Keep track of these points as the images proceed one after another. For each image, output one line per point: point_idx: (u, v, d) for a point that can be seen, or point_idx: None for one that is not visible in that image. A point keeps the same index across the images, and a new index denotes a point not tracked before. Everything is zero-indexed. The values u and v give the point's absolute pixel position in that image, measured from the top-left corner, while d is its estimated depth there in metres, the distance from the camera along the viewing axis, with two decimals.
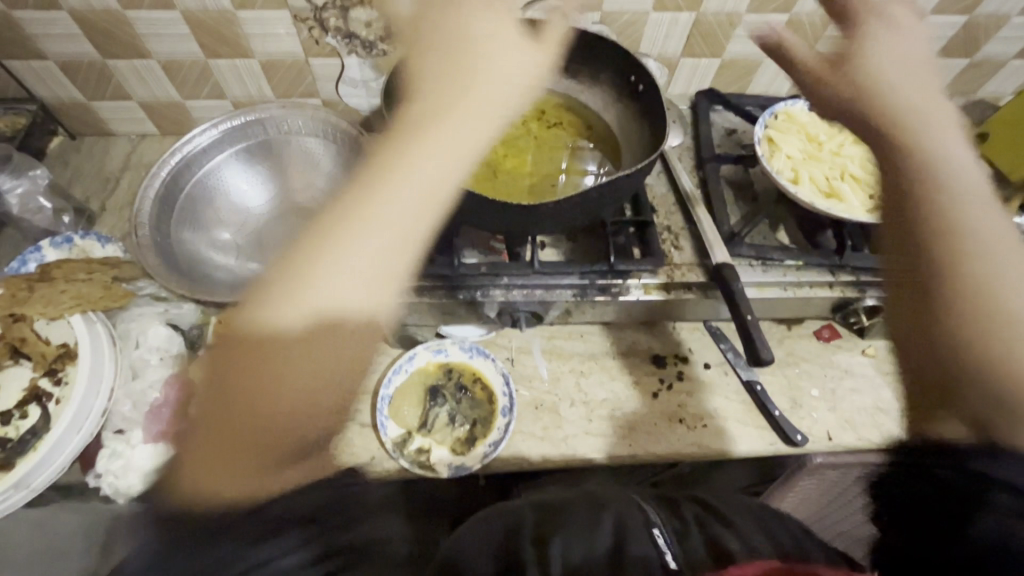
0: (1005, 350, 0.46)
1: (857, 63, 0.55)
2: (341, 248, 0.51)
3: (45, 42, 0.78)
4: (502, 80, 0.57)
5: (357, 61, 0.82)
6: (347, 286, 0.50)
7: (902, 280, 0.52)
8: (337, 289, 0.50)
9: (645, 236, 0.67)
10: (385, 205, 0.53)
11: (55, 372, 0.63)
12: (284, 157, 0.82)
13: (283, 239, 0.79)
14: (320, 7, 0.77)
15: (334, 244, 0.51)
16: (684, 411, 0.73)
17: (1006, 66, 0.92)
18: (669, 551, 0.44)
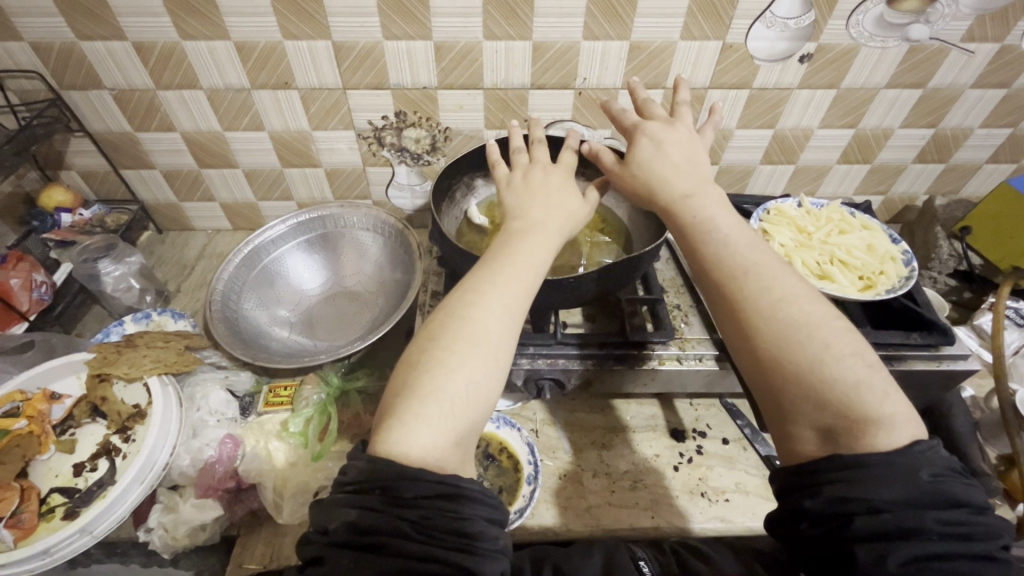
0: (805, 409, 0.45)
1: (637, 161, 0.60)
2: (467, 343, 0.47)
3: (155, 156, 0.96)
4: (564, 191, 0.59)
5: (406, 169, 0.99)
6: (463, 371, 0.46)
7: (746, 345, 0.49)
8: (466, 371, 0.46)
9: (655, 313, 0.74)
10: (501, 291, 0.50)
11: (126, 430, 0.70)
12: (338, 247, 0.95)
13: (332, 318, 0.89)
14: (380, 127, 0.93)
15: (456, 333, 0.47)
16: (705, 484, 0.74)
17: (980, 170, 1.02)
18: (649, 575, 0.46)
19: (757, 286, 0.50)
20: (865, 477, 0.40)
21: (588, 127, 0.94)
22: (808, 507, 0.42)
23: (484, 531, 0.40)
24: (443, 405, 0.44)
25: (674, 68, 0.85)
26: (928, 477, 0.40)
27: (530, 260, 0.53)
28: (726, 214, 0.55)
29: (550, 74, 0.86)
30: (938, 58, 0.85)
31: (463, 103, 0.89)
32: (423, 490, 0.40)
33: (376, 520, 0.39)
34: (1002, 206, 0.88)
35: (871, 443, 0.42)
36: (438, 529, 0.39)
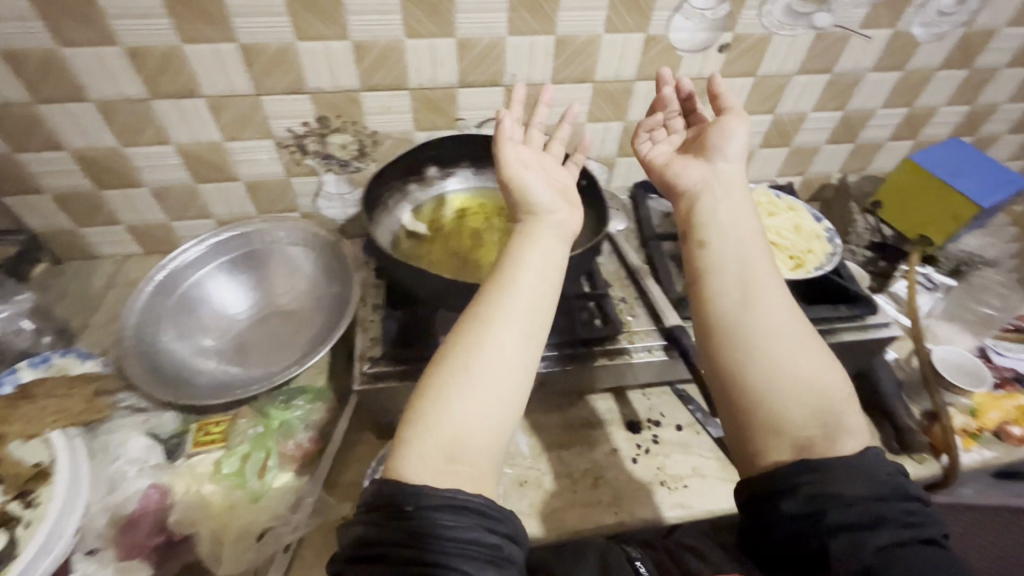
0: (781, 421, 0.49)
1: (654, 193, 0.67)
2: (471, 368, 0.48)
3: (44, 178, 0.85)
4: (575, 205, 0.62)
5: (334, 177, 0.94)
6: (466, 395, 0.47)
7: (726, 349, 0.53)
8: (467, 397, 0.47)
9: (602, 308, 0.74)
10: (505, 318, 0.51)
11: (25, 494, 0.61)
12: (266, 265, 0.87)
13: (265, 343, 0.82)
14: (301, 135, 0.87)
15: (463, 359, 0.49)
16: (664, 473, 0.75)
17: (884, 148, 1.10)
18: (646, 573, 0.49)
19: (748, 300, 0.54)
20: (835, 476, 0.45)
21: (520, 124, 0.92)
22: (784, 509, 0.46)
23: (478, 538, 0.41)
24: (442, 428, 0.45)
25: (601, 62, 0.85)
26: (884, 475, 0.46)
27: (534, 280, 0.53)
28: (733, 229, 0.59)
29: (478, 71, 0.83)
30: (840, 44, 0.90)
31: (389, 105, 0.85)
32: (421, 501, 0.42)
33: (381, 532, 0.42)
34: (908, 178, 0.93)
35: (833, 451, 0.47)
36: (436, 537, 0.41)
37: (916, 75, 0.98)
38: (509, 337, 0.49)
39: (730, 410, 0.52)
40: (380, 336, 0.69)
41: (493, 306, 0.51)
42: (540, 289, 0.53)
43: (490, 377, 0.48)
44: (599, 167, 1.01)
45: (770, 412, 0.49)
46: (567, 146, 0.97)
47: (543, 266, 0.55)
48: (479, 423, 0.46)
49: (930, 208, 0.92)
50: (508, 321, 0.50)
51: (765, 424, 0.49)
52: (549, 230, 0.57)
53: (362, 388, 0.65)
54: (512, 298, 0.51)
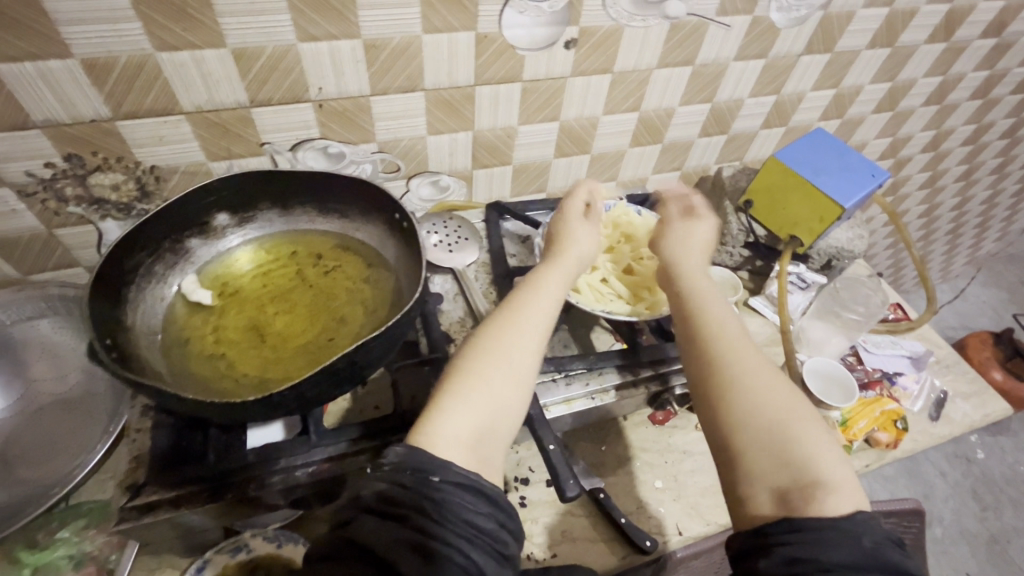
0: (756, 448, 0.50)
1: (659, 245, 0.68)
2: (506, 368, 0.53)
3: None
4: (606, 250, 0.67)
5: (116, 223, 0.75)
6: (499, 385, 0.52)
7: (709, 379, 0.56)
8: (496, 390, 0.52)
9: (439, 372, 0.62)
10: (535, 337, 0.56)
11: None
12: (21, 351, 0.69)
13: (27, 454, 0.63)
14: (48, 178, 0.67)
15: (498, 352, 0.54)
16: (532, 543, 0.67)
17: (756, 136, 1.05)
18: None
19: (723, 334, 0.59)
20: (810, 539, 0.43)
21: (347, 143, 0.77)
22: (759, 569, 0.44)
23: (497, 532, 0.44)
24: (477, 409, 0.50)
25: (428, 68, 0.72)
26: (869, 545, 0.42)
27: (560, 303, 0.60)
28: (695, 297, 0.63)
29: (271, 87, 0.67)
30: (699, 34, 0.82)
31: (162, 134, 0.67)
32: (450, 476, 0.44)
33: (408, 496, 0.43)
34: (771, 179, 0.89)
35: (817, 508, 0.45)
36: (455, 515, 0.42)
37: (780, 62, 0.92)
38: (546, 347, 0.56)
39: (715, 436, 0.53)
40: (148, 453, 0.54)
41: (524, 317, 0.57)
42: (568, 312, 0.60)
43: (520, 378, 0.53)
44: (455, 182, 0.90)
45: (733, 435, 0.52)
46: (412, 163, 0.84)
47: (568, 292, 0.62)
48: (495, 419, 0.51)
49: (795, 210, 0.88)
50: (537, 335, 0.56)
51: (750, 457, 0.50)
52: (577, 261, 0.64)
53: (121, 530, 0.50)
54: (539, 316, 0.57)
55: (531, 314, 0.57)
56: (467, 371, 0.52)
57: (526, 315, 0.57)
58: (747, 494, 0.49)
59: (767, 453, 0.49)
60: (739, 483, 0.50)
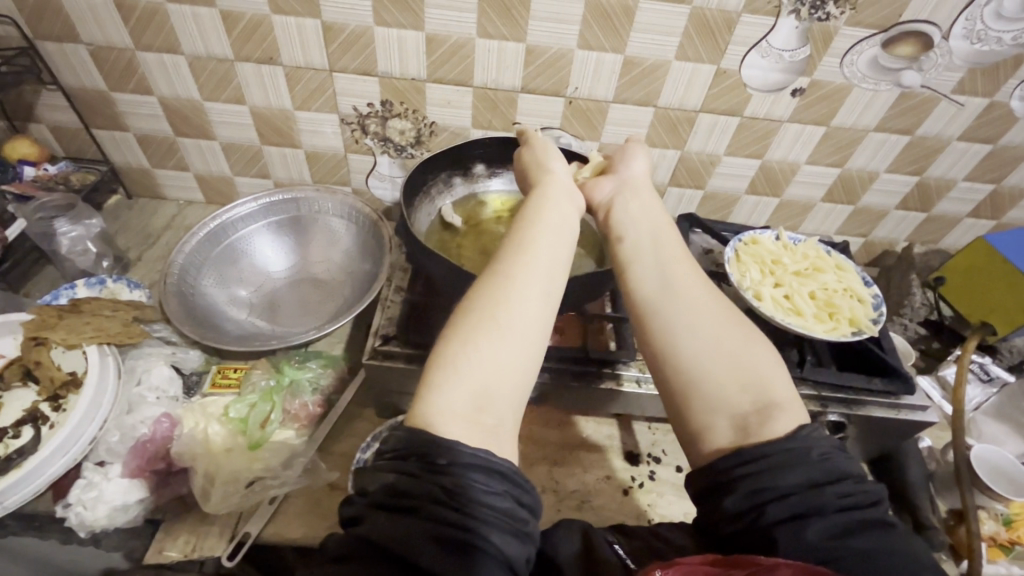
0: (716, 387, 0.47)
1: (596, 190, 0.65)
2: (500, 319, 0.47)
3: (130, 119, 0.92)
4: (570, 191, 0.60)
5: (389, 159, 0.97)
6: (492, 342, 0.46)
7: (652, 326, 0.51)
8: (490, 344, 0.46)
9: (620, 332, 0.73)
10: (531, 287, 0.49)
11: (57, 398, 0.67)
12: (309, 232, 0.92)
13: (297, 305, 0.85)
14: (364, 115, 0.90)
15: (491, 301, 0.48)
16: (654, 511, 0.73)
17: (960, 223, 1.02)
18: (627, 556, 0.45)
19: (684, 269, 0.54)
20: (768, 464, 0.42)
21: (576, 137, 0.92)
22: (726, 506, 0.42)
23: (511, 508, 0.40)
24: (468, 378, 0.44)
25: (666, 88, 0.84)
26: (818, 455, 0.43)
27: (557, 237, 0.54)
28: (644, 220, 0.60)
29: (541, 80, 0.84)
30: (928, 107, 0.85)
31: (452, 99, 0.88)
32: (457, 457, 0.40)
33: (412, 483, 0.39)
34: (976, 259, 0.89)
35: (769, 427, 0.44)
36: (472, 498, 0.38)
37: (1009, 151, 0.90)
38: (540, 294, 0.49)
39: (665, 392, 0.49)
40: (397, 317, 0.73)
41: (516, 266, 0.50)
42: (555, 260, 0.52)
43: (512, 336, 0.47)
44: None
45: (687, 375, 0.48)
46: None
47: (560, 220, 0.56)
48: (496, 373, 0.45)
49: (994, 296, 0.87)
50: (531, 275, 0.50)
51: (701, 404, 0.47)
52: (560, 191, 0.59)
53: (371, 363, 0.69)
54: (536, 252, 0.52)
55: (524, 253, 0.51)
56: (457, 328, 0.47)
57: (517, 253, 0.51)
58: (708, 439, 0.46)
59: (713, 389, 0.47)
60: (695, 423, 0.47)
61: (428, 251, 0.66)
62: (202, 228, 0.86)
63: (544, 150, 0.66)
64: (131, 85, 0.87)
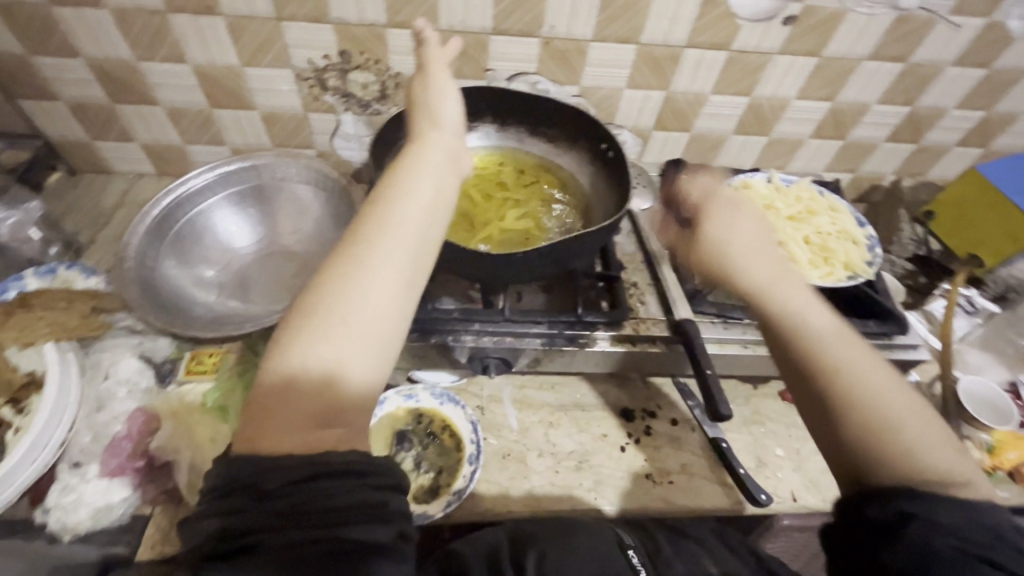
0: (904, 442, 0.45)
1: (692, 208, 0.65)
2: (345, 309, 0.41)
3: (58, 85, 0.82)
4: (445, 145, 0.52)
5: (353, 117, 0.89)
6: (336, 337, 0.40)
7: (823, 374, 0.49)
8: (337, 339, 0.40)
9: (612, 291, 0.70)
10: (381, 267, 0.43)
11: (18, 401, 0.63)
12: (274, 202, 0.85)
13: (270, 283, 0.80)
14: (322, 68, 0.82)
15: (334, 289, 0.41)
16: (651, 465, 0.73)
17: (949, 153, 1.00)
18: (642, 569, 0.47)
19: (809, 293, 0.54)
20: (938, 500, 0.42)
21: (554, 81, 0.86)
22: (868, 513, 0.44)
23: (365, 497, 0.37)
24: (308, 379, 0.39)
25: (650, 22, 0.77)
26: (991, 523, 0.41)
27: (423, 203, 0.47)
28: (757, 244, 0.58)
29: (514, 19, 0.77)
30: (924, 30, 0.80)
31: (416, 46, 0.80)
32: (286, 475, 0.36)
33: (242, 521, 0.35)
34: (973, 187, 0.86)
35: (922, 481, 0.44)
36: (311, 510, 0.35)
37: (1003, 75, 0.87)
38: (399, 276, 0.43)
39: (848, 445, 0.47)
40: None
41: (368, 244, 0.43)
42: (421, 233, 0.45)
43: (359, 330, 0.41)
44: (632, 139, 0.95)
45: (891, 410, 0.46)
46: (602, 112, 0.91)
47: (437, 185, 0.49)
48: (340, 370, 0.40)
49: (985, 228, 0.86)
50: (382, 253, 0.43)
51: (896, 451, 0.45)
52: (442, 152, 0.51)
53: None
54: (396, 226, 0.45)
55: (382, 226, 0.44)
56: (287, 316, 0.41)
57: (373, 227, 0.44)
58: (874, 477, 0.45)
59: (885, 450, 0.45)
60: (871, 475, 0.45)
61: None
62: (154, 206, 0.79)
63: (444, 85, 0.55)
64: (51, 46, 0.77)
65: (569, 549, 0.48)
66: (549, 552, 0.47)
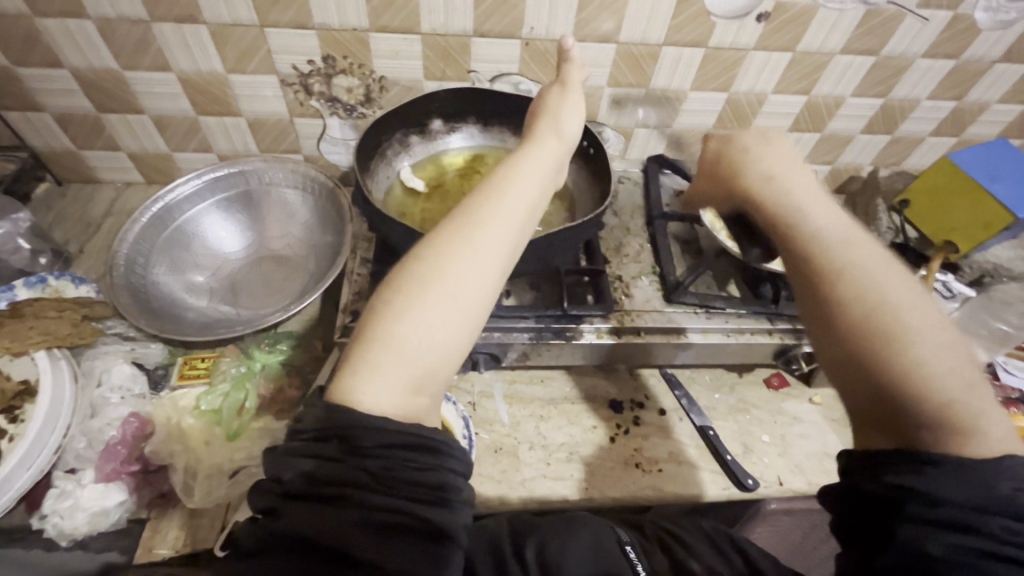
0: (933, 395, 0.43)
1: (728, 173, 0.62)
2: (448, 284, 0.43)
3: (43, 96, 0.83)
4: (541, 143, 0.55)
5: (338, 121, 0.91)
6: (439, 307, 0.42)
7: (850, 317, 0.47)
8: (441, 313, 0.42)
9: (597, 284, 0.72)
10: (488, 248, 0.45)
11: (11, 409, 0.63)
12: (263, 207, 0.86)
13: (260, 287, 0.81)
14: (306, 73, 0.83)
15: (440, 267, 0.44)
16: (641, 454, 0.75)
17: (923, 143, 1.02)
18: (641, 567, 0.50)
19: (835, 220, 0.52)
20: (950, 471, 0.40)
21: (536, 82, 0.87)
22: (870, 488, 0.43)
23: (444, 480, 0.39)
24: (406, 348, 0.41)
25: (627, 22, 0.79)
26: (999, 489, 0.39)
27: (528, 200, 0.49)
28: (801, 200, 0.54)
29: (495, 21, 0.78)
30: (893, 24, 0.82)
31: (399, 49, 0.81)
32: (382, 439, 0.38)
33: (333, 471, 0.38)
34: (939, 180, 0.90)
35: (946, 446, 0.42)
36: (399, 475, 0.38)
37: (972, 66, 0.89)
38: (499, 255, 0.46)
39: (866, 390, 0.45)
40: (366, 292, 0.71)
41: (479, 225, 0.46)
42: (522, 225, 0.48)
43: (460, 300, 0.43)
44: (615, 136, 0.97)
45: (909, 327, 0.45)
46: (584, 110, 0.92)
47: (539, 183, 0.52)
48: (436, 341, 0.42)
49: (957, 214, 0.88)
50: (489, 239, 0.46)
51: (928, 404, 0.42)
52: (545, 154, 0.54)
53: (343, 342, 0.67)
54: (501, 212, 0.47)
55: (493, 208, 0.47)
56: (397, 282, 0.44)
57: (485, 212, 0.47)
58: (914, 414, 0.43)
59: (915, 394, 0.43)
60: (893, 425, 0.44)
61: (392, 218, 0.62)
62: (143, 214, 0.80)
63: (564, 97, 0.60)
64: (35, 58, 0.78)
65: (571, 536, 0.50)
66: (551, 545, 0.49)
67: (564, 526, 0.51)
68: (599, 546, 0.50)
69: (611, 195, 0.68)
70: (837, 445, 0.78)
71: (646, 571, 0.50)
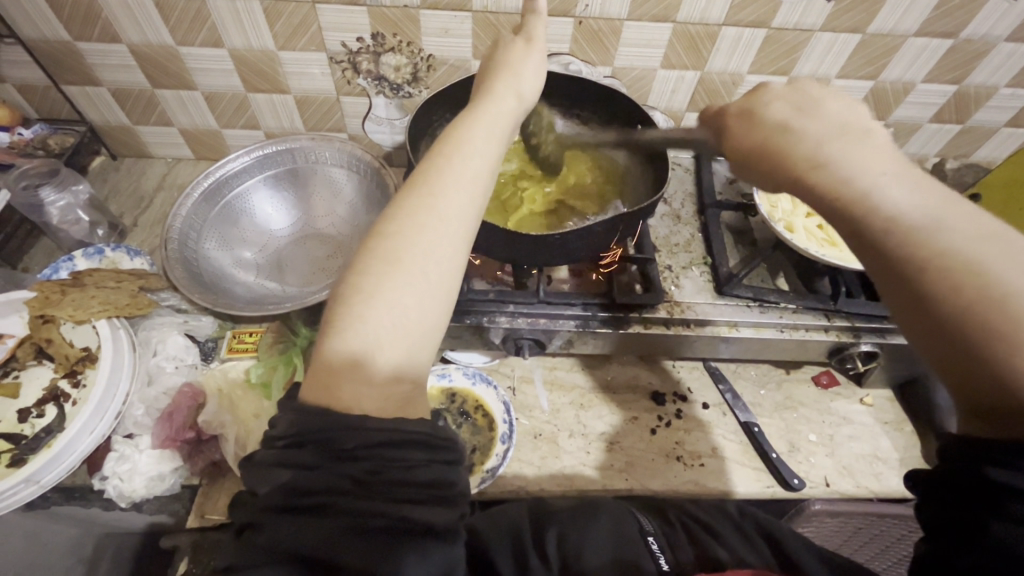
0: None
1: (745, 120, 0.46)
2: (406, 266, 0.39)
3: (101, 71, 0.84)
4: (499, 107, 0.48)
5: (384, 100, 0.90)
6: (403, 290, 0.38)
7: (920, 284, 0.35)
8: (407, 294, 0.38)
9: (646, 273, 0.71)
10: (440, 222, 0.40)
11: (75, 374, 0.66)
12: (309, 186, 0.87)
13: (306, 264, 0.82)
14: (355, 51, 0.82)
15: (394, 247, 0.39)
16: (682, 448, 0.73)
17: (997, 133, 0.96)
18: (663, 558, 0.45)
19: (915, 179, 0.39)
20: None
21: (586, 62, 0.84)
22: (966, 472, 0.33)
23: (438, 478, 0.35)
24: (379, 333, 0.37)
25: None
26: None
27: (482, 167, 0.44)
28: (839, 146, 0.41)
29: None
30: (978, 4, 0.76)
31: (449, 27, 0.79)
32: (365, 440, 0.34)
33: (312, 477, 0.33)
34: (1017, 172, 0.84)
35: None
36: (386, 477, 0.33)
37: None
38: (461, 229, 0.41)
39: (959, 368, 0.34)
40: None
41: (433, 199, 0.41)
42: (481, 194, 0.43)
43: (426, 281, 0.39)
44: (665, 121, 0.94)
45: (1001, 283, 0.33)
46: (635, 93, 0.90)
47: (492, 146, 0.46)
48: (407, 324, 0.38)
49: None
50: (451, 212, 0.41)
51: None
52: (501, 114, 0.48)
53: None
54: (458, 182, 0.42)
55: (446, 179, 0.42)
56: (357, 267, 0.39)
57: (438, 181, 0.42)
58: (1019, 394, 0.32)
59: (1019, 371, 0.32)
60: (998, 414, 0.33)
61: None
62: (196, 187, 0.81)
63: (529, 58, 0.53)
64: (95, 34, 0.79)
65: (589, 532, 0.45)
66: (569, 537, 0.45)
67: (584, 514, 0.48)
68: (623, 534, 0.46)
69: (666, 182, 0.66)
70: (889, 449, 0.75)
71: (670, 562, 0.45)
